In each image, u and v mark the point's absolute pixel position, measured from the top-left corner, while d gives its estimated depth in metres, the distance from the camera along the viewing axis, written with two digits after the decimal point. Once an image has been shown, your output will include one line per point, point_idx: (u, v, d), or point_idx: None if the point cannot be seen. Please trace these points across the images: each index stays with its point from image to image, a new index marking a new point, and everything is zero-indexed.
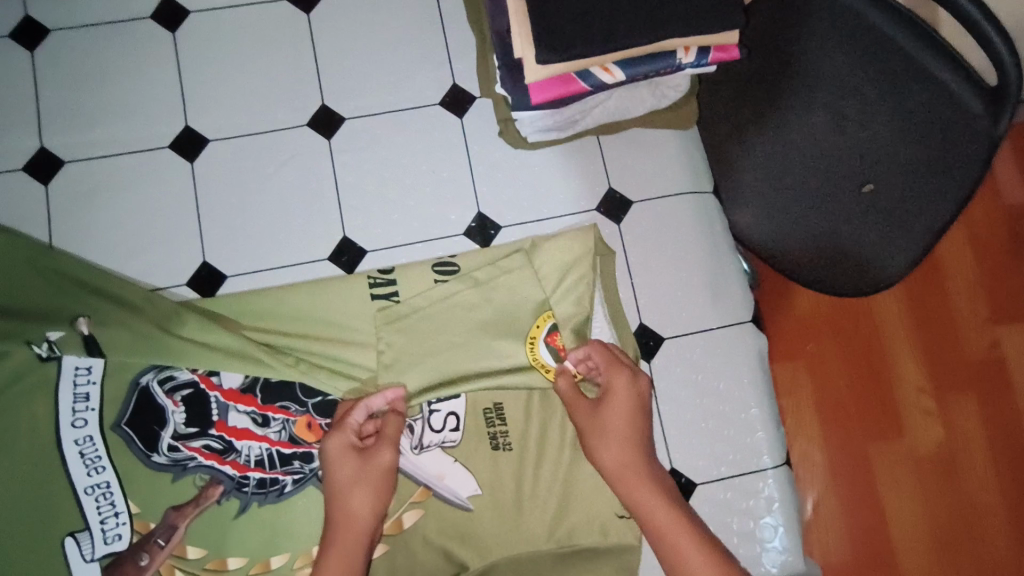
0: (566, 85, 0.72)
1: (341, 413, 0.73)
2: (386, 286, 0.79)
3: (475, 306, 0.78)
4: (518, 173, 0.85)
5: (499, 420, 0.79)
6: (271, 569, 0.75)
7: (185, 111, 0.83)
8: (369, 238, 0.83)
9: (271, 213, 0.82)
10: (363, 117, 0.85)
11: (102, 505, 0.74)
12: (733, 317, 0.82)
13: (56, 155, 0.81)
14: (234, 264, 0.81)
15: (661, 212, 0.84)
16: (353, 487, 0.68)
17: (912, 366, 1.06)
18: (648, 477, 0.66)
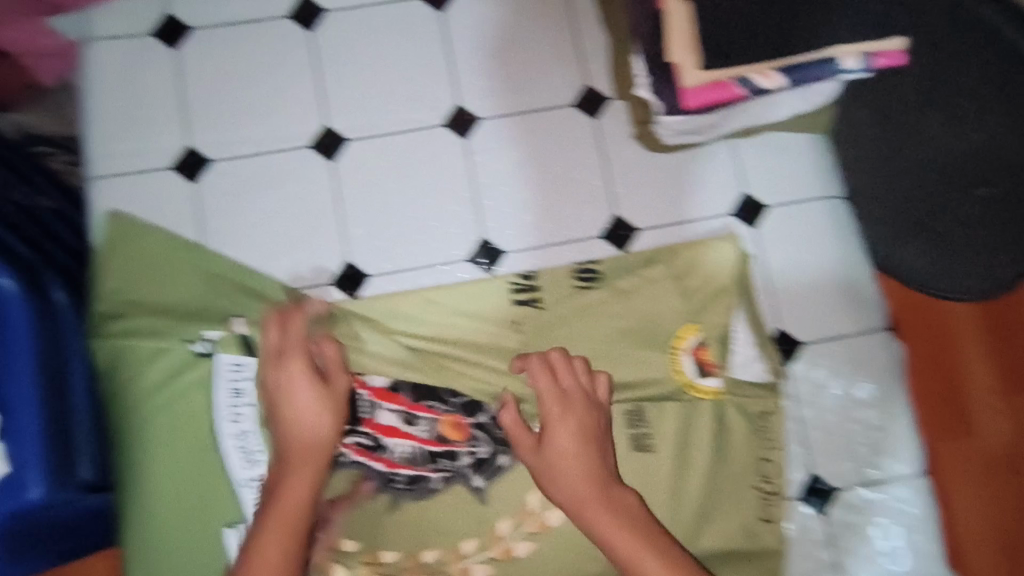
0: (720, 91, 0.70)
1: (274, 343, 0.76)
2: (529, 291, 0.82)
3: (616, 314, 0.81)
4: (655, 176, 0.84)
5: (642, 423, 0.80)
6: (422, 563, 0.78)
7: (322, 112, 0.83)
8: (507, 240, 0.83)
9: (409, 215, 0.83)
10: (498, 117, 0.84)
11: (260, 498, 0.77)
12: (871, 326, 0.83)
13: (202, 155, 0.82)
14: (376, 265, 0.83)
15: (797, 219, 0.85)
16: (300, 417, 0.73)
17: (984, 366, 0.84)
18: (609, 503, 0.68)
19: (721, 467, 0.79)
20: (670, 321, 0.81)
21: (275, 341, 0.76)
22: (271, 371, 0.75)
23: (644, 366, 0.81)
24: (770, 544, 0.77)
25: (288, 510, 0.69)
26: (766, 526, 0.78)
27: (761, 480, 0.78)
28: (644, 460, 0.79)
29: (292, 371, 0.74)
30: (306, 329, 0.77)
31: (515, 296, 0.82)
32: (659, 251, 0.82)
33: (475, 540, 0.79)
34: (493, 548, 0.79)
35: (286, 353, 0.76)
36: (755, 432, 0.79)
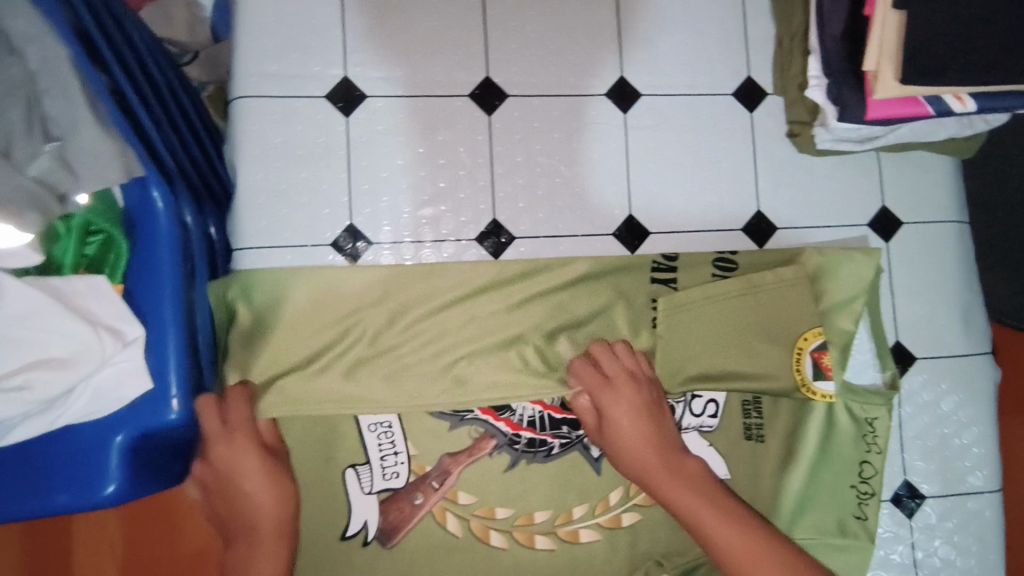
0: (909, 107, 0.73)
1: (215, 430, 0.69)
2: (667, 272, 0.82)
3: (749, 306, 0.81)
4: (798, 177, 0.87)
5: (756, 413, 0.84)
6: (533, 523, 0.79)
7: (487, 62, 0.82)
8: (652, 219, 0.84)
9: (558, 179, 0.83)
10: (658, 94, 0.85)
11: (383, 442, 0.78)
12: (978, 348, 0.88)
13: (359, 87, 0.80)
14: (521, 226, 0.82)
15: (928, 237, 0.88)
16: (257, 494, 0.68)
17: None
18: (675, 473, 0.69)
19: (824, 465, 0.84)
20: (802, 320, 0.81)
21: (215, 431, 0.69)
22: (221, 456, 0.69)
23: (766, 361, 0.80)
24: (863, 541, 0.82)
25: (274, 535, 0.67)
26: (859, 524, 0.82)
27: (860, 480, 0.83)
28: (753, 449, 0.83)
29: (239, 451, 0.69)
30: (249, 413, 0.71)
31: (654, 275, 0.82)
32: (795, 253, 0.84)
33: (583, 506, 0.80)
34: (602, 514, 0.80)
35: (229, 449, 0.69)
36: (861, 438, 0.83)
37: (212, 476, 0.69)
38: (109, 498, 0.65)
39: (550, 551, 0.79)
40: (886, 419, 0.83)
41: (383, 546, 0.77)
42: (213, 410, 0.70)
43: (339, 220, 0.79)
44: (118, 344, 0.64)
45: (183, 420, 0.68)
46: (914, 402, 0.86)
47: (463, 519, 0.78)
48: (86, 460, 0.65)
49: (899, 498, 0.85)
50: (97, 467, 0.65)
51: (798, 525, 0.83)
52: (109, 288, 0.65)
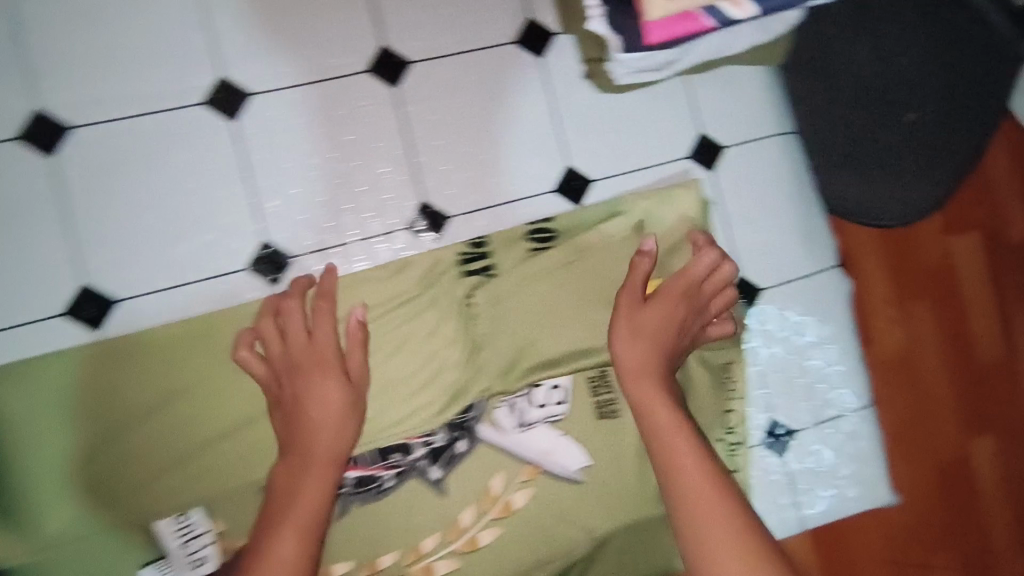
0: (689, 23, 0.63)
1: (300, 341, 0.66)
2: (480, 260, 0.73)
3: (574, 275, 0.73)
4: (606, 121, 0.78)
5: (606, 389, 0.74)
6: (380, 569, 0.69)
7: (214, 60, 0.68)
8: (452, 201, 0.74)
9: (331, 179, 0.71)
10: (432, 59, 0.73)
11: (179, 527, 0.65)
12: (826, 262, 0.83)
13: (56, 118, 0.65)
14: (300, 243, 0.70)
15: (752, 155, 0.82)
16: (322, 426, 0.63)
17: (879, 282, 1.18)
18: (653, 375, 0.67)
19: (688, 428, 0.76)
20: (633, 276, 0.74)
21: (300, 342, 0.65)
22: (299, 372, 0.65)
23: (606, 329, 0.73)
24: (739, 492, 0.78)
25: (325, 458, 0.63)
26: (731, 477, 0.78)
27: (724, 432, 0.78)
28: (608, 429, 0.73)
29: (314, 376, 0.65)
30: (333, 328, 0.66)
31: (465, 267, 0.73)
32: (626, 205, 0.77)
33: (435, 535, 0.70)
34: (456, 540, 0.71)
35: (316, 362, 0.65)
36: (719, 386, 0.78)
37: (288, 388, 0.65)
38: None
39: None
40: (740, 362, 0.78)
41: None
42: (298, 318, 0.66)
43: (68, 281, 0.66)
44: None
45: None
46: (765, 333, 0.81)
47: None
48: None
49: (774, 434, 0.81)
50: None
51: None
52: None
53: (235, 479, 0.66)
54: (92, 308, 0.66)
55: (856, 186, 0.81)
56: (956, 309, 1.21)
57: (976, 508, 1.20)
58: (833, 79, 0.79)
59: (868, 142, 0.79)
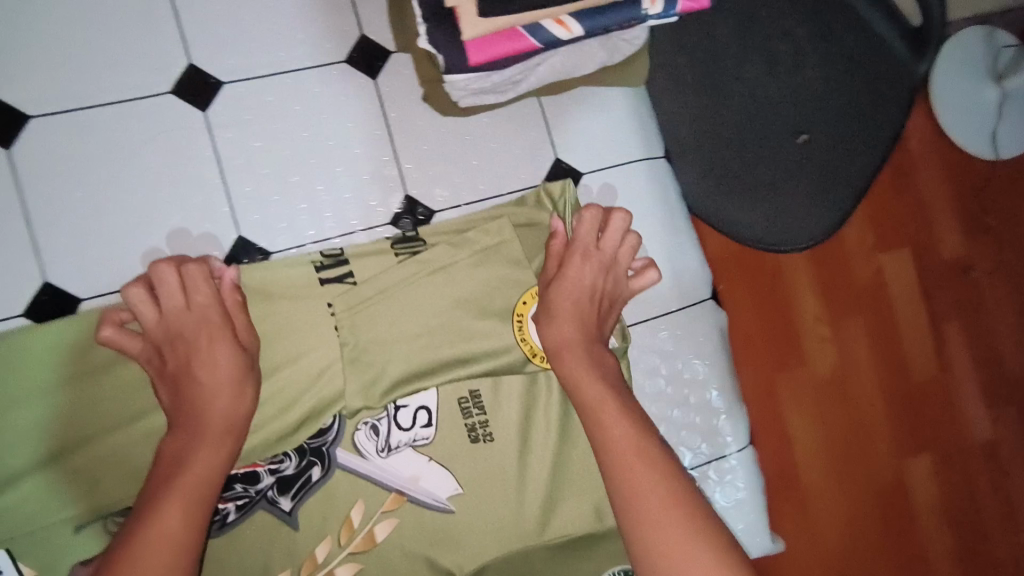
0: (513, 41, 0.61)
1: (178, 308, 0.62)
2: (339, 268, 0.69)
3: (448, 282, 0.70)
4: (448, 147, 0.77)
5: (477, 410, 0.70)
6: None
7: (6, 86, 0.66)
8: (268, 235, 0.72)
9: (138, 207, 0.69)
10: (247, 80, 0.73)
11: None
12: (693, 298, 0.83)
13: None
14: (85, 283, 0.67)
15: (611, 181, 0.82)
16: (213, 393, 0.60)
17: (810, 301, 1.18)
18: (587, 347, 0.66)
19: (571, 448, 0.72)
20: (508, 286, 0.71)
21: (178, 309, 0.62)
22: (180, 339, 0.61)
23: (482, 337, 0.69)
24: None
25: (218, 423, 0.59)
26: None
27: None
28: (481, 455, 0.69)
29: (200, 338, 0.61)
30: (215, 293, 0.63)
31: (322, 275, 0.68)
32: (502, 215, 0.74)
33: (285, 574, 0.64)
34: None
35: (197, 327, 0.61)
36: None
37: (169, 357, 0.61)
38: None
39: None
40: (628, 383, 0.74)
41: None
42: (176, 287, 0.62)
43: None
44: None
45: None
46: (644, 373, 0.80)
47: None
48: None
49: None
50: None
51: (553, 515, 0.70)
52: None
53: (26, 522, 0.61)
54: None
55: (740, 201, 0.89)
56: (889, 325, 1.22)
57: (915, 530, 1.19)
58: (726, 99, 0.86)
59: (753, 157, 0.86)
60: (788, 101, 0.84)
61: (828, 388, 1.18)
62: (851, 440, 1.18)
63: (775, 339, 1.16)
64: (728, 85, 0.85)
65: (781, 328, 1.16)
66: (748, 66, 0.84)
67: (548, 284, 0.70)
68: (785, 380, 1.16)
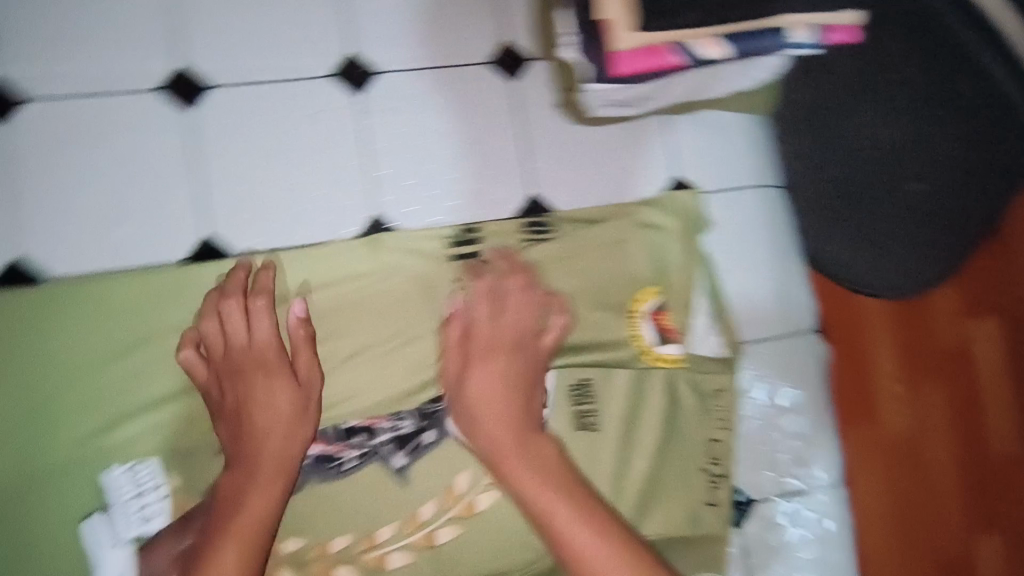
0: (654, 58, 0.59)
1: (221, 345, 0.64)
2: (469, 244, 0.71)
3: (574, 268, 0.72)
4: (583, 150, 0.75)
5: (588, 399, 0.71)
6: (330, 554, 0.65)
7: (173, 49, 0.67)
8: (403, 219, 0.71)
9: (290, 184, 0.68)
10: (403, 72, 0.71)
11: (130, 481, 0.63)
12: (805, 325, 0.79)
13: (12, 91, 0.64)
14: (242, 239, 0.68)
15: (733, 201, 0.78)
16: (269, 428, 0.62)
17: (889, 358, 1.03)
18: (528, 453, 0.65)
19: (671, 450, 0.73)
20: (629, 280, 0.73)
21: (240, 345, 0.64)
22: (229, 377, 0.63)
23: (598, 328, 0.72)
24: (718, 530, 0.72)
25: (275, 464, 0.61)
26: (711, 511, 0.72)
27: (711, 461, 0.73)
28: (588, 440, 0.71)
29: (252, 380, 0.63)
30: (269, 329, 0.65)
31: (455, 250, 0.70)
32: (630, 211, 0.74)
33: (348, 538, 0.65)
34: (366, 552, 0.65)
35: (255, 365, 0.64)
36: (705, 411, 0.73)
37: (227, 392, 0.63)
38: None
39: None
40: (732, 391, 0.73)
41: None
42: (241, 322, 0.64)
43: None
44: None
45: None
46: (758, 402, 0.76)
47: None
48: None
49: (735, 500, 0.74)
50: None
51: (648, 515, 0.71)
52: None
53: (158, 446, 0.64)
54: (21, 281, 0.64)
55: (840, 234, 0.78)
56: (976, 397, 1.05)
57: None
58: (832, 138, 0.71)
59: (855, 199, 0.73)
60: (899, 151, 0.65)
61: (902, 456, 1.01)
62: (926, 520, 1.00)
63: (847, 396, 1.01)
64: (832, 117, 0.70)
65: (855, 385, 1.02)
66: (849, 96, 0.67)
67: (455, 387, 0.67)
68: (857, 443, 1.01)
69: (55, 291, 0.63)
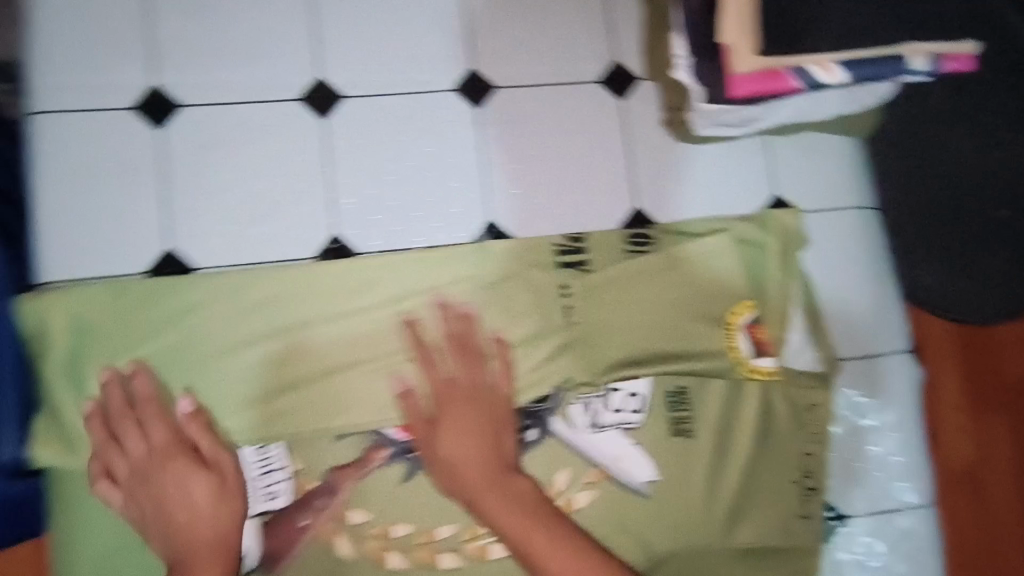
0: (776, 81, 0.62)
1: (139, 455, 0.66)
2: (575, 255, 0.75)
3: (671, 282, 0.75)
4: (683, 168, 0.78)
5: (682, 406, 0.74)
6: (436, 540, 0.71)
7: (315, 61, 0.73)
8: (514, 225, 0.75)
9: (410, 189, 0.73)
10: (516, 88, 0.75)
11: (261, 459, 0.70)
12: (898, 347, 0.80)
13: (169, 96, 0.71)
14: (364, 241, 0.73)
15: (832, 222, 0.80)
16: (175, 512, 0.65)
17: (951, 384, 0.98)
18: (503, 493, 0.67)
19: (763, 460, 0.75)
20: (726, 295, 0.75)
21: (139, 455, 0.66)
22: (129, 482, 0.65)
23: (697, 339, 0.74)
24: (808, 540, 0.74)
25: (205, 549, 0.64)
26: (802, 523, 0.74)
27: (802, 475, 0.75)
28: (681, 447, 0.74)
29: (173, 473, 0.65)
30: (165, 424, 0.67)
31: (561, 259, 0.74)
32: (729, 226, 0.76)
33: (450, 526, 0.71)
34: (468, 542, 0.71)
35: (162, 460, 0.66)
36: (799, 426, 0.75)
37: (147, 501, 0.65)
38: None
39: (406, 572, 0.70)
40: (827, 405, 0.75)
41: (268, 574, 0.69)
42: (131, 423, 0.66)
43: (155, 245, 0.70)
44: None
45: None
46: (851, 420, 0.77)
47: (355, 541, 0.70)
48: None
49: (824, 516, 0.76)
50: None
51: (739, 525, 0.73)
52: None
53: (286, 427, 0.69)
54: (176, 269, 0.70)
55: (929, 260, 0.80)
56: None
57: None
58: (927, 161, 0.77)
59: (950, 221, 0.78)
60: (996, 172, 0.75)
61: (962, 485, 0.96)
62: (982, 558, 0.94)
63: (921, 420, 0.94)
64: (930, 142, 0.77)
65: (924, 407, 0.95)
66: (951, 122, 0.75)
67: (428, 441, 0.69)
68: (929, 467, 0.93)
69: (207, 279, 0.69)
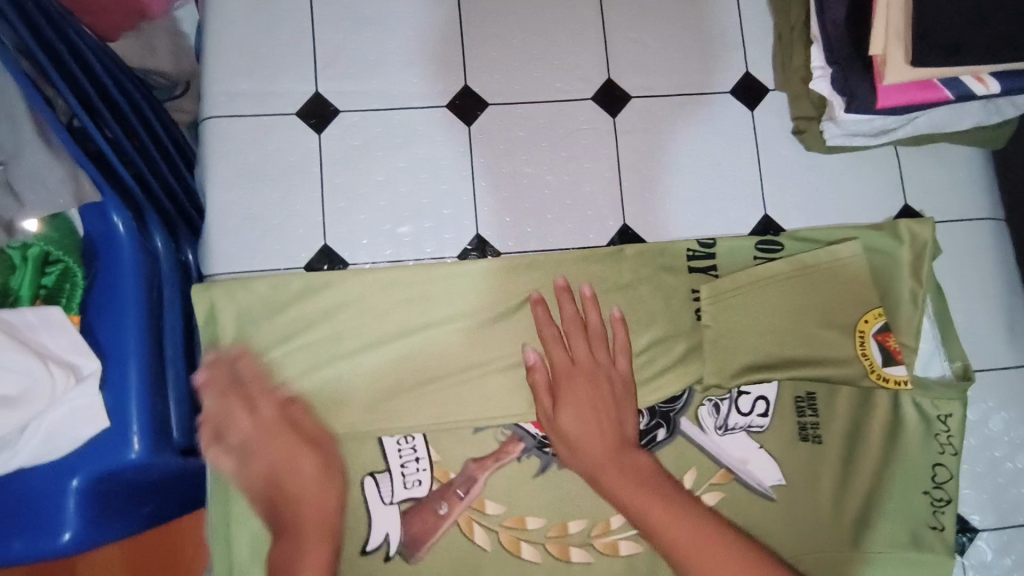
0: (926, 91, 0.65)
1: (247, 429, 0.69)
2: (705, 260, 0.75)
3: (800, 289, 0.74)
4: (810, 176, 0.80)
5: (811, 412, 0.76)
6: (568, 534, 0.73)
7: (463, 71, 0.77)
8: (646, 228, 0.77)
9: (548, 191, 0.76)
10: (650, 98, 0.79)
11: (403, 447, 0.72)
12: None
13: (330, 103, 0.76)
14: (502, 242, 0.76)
15: (962, 233, 0.80)
16: (288, 486, 0.68)
17: None
18: (622, 469, 0.67)
19: (893, 468, 0.75)
20: (857, 304, 0.74)
21: (246, 430, 0.68)
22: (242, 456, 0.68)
23: (827, 346, 0.74)
24: (943, 553, 0.72)
25: (316, 526, 0.67)
26: (934, 533, 0.73)
27: (933, 486, 0.73)
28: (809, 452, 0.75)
29: (280, 450, 0.68)
30: (267, 401, 0.69)
31: (691, 262, 0.75)
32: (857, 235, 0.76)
33: (582, 521, 0.73)
34: (600, 536, 0.73)
35: (270, 436, 0.68)
36: (932, 437, 0.74)
37: (259, 474, 0.68)
38: (67, 546, 0.62)
39: (538, 563, 0.72)
40: (961, 416, 0.74)
41: (406, 560, 0.71)
42: (237, 402, 0.69)
43: (312, 241, 0.74)
44: (71, 380, 0.62)
45: (144, 458, 0.65)
46: (981, 432, 0.77)
47: (490, 531, 0.72)
48: (43, 503, 0.62)
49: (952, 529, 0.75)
50: (54, 513, 0.62)
51: (868, 535, 0.73)
52: (63, 320, 0.64)
53: (427, 419, 0.71)
54: (332, 263, 0.74)
55: None
56: None
57: None
58: None
59: None
60: None
61: None
62: None
63: None
64: None
65: None
66: None
67: (552, 420, 0.70)
68: None
69: (359, 273, 0.73)
